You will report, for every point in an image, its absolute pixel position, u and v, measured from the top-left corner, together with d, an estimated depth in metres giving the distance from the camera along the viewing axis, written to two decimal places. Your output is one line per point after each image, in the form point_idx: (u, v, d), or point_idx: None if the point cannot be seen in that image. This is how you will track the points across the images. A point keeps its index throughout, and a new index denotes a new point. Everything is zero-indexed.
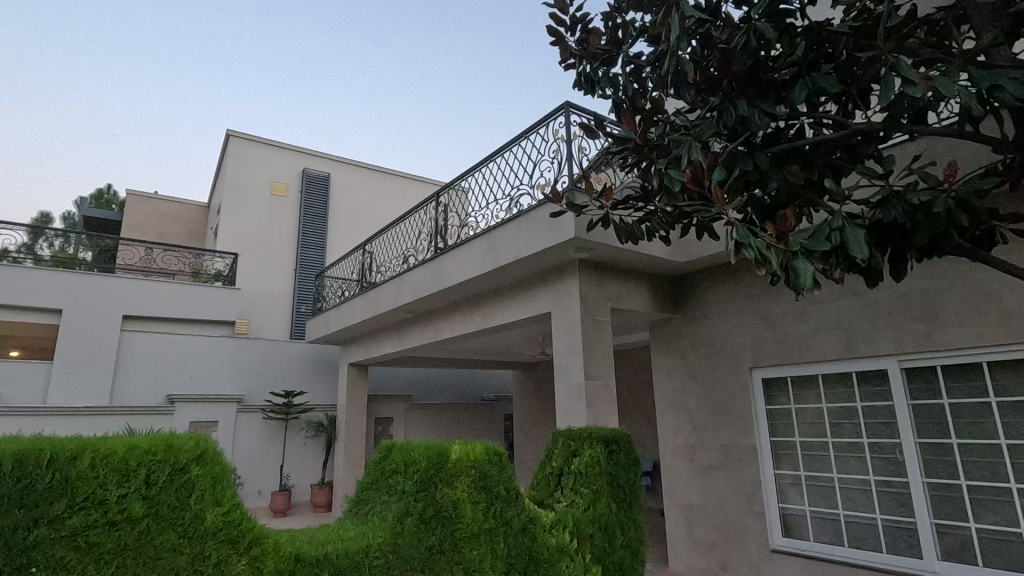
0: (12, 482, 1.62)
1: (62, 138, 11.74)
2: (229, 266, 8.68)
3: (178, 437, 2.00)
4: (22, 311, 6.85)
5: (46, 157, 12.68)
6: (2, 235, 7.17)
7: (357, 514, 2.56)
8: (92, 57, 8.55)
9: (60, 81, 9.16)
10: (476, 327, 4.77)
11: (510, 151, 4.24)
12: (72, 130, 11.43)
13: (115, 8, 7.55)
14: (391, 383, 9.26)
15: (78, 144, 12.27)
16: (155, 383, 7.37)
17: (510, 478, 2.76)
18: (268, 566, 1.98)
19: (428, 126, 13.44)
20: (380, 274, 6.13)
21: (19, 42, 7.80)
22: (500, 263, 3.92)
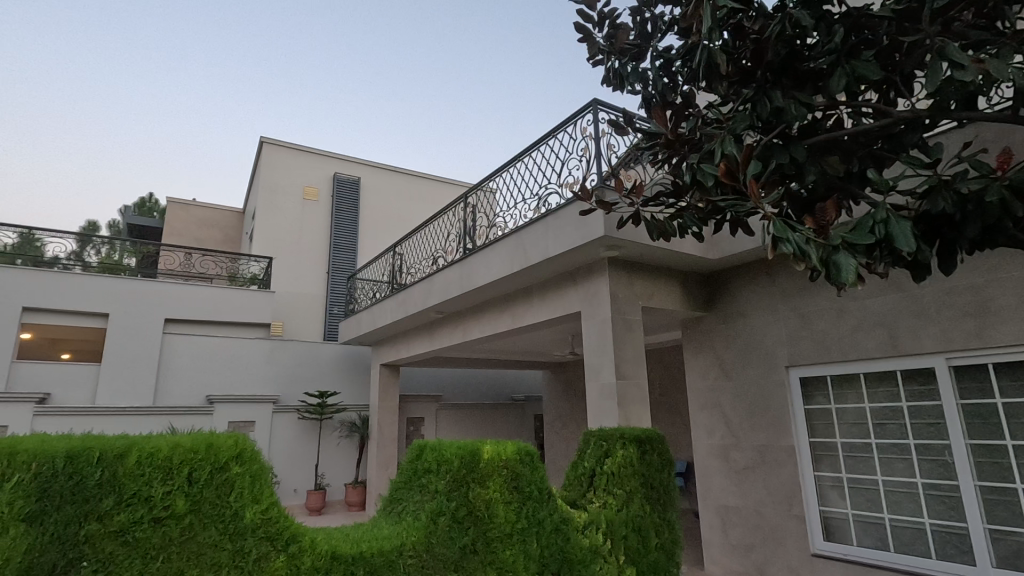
0: (64, 478, 1.71)
1: (107, 148, 12.24)
2: (264, 270, 8.91)
3: (218, 436, 2.05)
4: (71, 316, 7.15)
5: (92, 168, 13.25)
6: (52, 243, 7.43)
7: (391, 514, 2.59)
8: (135, 71, 8.89)
9: (108, 97, 9.58)
10: (505, 327, 4.78)
11: (537, 150, 4.23)
12: (116, 141, 11.91)
13: (150, 24, 7.80)
14: (422, 384, 9.36)
15: (122, 154, 12.78)
16: (195, 384, 7.60)
17: (543, 478, 2.75)
18: (305, 563, 2.02)
19: (455, 128, 13.52)
20: (410, 275, 6.20)
21: (64, 61, 8.15)
22: (528, 263, 3.92)
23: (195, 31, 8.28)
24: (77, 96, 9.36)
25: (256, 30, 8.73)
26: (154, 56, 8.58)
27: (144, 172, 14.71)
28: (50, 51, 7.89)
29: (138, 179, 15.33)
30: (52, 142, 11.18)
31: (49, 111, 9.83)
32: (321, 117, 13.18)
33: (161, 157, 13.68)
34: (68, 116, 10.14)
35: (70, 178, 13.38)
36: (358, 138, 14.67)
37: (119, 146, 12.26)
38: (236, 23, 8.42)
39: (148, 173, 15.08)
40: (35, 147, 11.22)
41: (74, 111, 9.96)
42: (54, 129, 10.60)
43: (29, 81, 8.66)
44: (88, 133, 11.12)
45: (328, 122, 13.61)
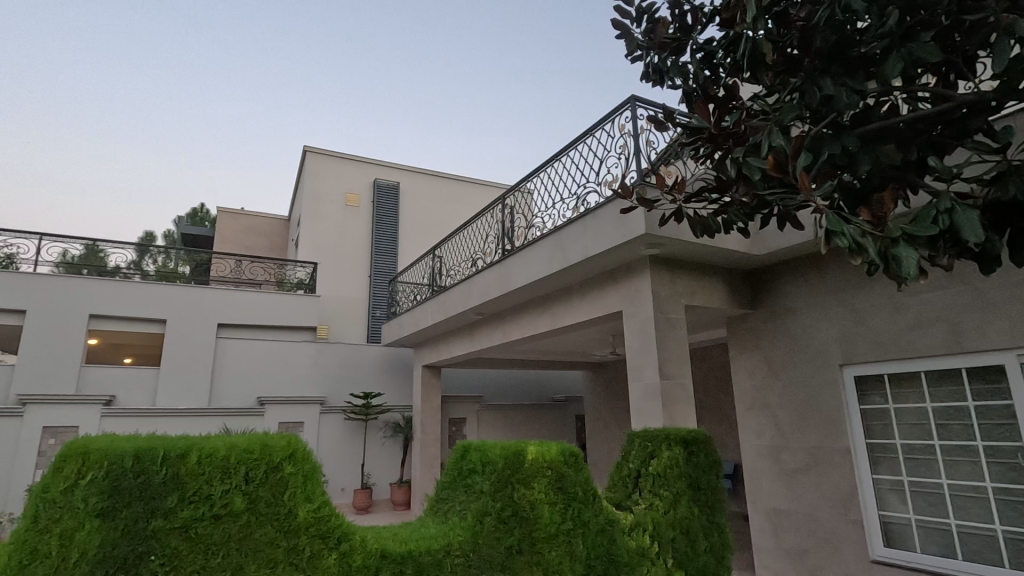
0: (131, 477, 1.81)
1: (162, 162, 12.86)
2: (309, 275, 9.20)
3: (272, 436, 2.13)
4: (132, 322, 7.55)
5: (149, 182, 13.94)
6: (114, 253, 7.86)
7: (438, 513, 2.63)
8: (188, 86, 9.34)
9: (160, 113, 10.05)
10: (545, 327, 4.78)
11: (575, 149, 4.22)
12: (171, 154, 12.50)
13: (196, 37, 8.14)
14: (464, 385, 9.44)
15: (176, 167, 13.43)
16: (247, 386, 7.90)
17: (589, 479, 2.72)
18: (356, 561, 2.08)
19: (491, 132, 13.60)
20: (450, 278, 6.27)
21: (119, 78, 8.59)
22: (568, 263, 3.90)
23: (241, 41, 8.61)
24: (135, 116, 9.90)
25: (296, 35, 9.01)
26: (203, 68, 8.99)
27: (196, 184, 15.41)
28: (110, 70, 8.36)
29: (190, 189, 16.03)
30: (114, 160, 11.85)
31: (111, 129, 10.41)
32: (360, 126, 13.49)
33: (211, 169, 14.28)
34: (127, 132, 10.72)
35: (130, 192, 14.12)
36: (395, 143, 14.96)
37: (173, 159, 12.86)
38: (275, 29, 8.69)
39: (199, 185, 15.76)
40: (98, 167, 11.90)
41: (133, 129, 10.53)
42: (115, 147, 11.21)
43: (91, 104, 9.19)
44: (146, 148, 11.73)
45: (368, 132, 13.93)
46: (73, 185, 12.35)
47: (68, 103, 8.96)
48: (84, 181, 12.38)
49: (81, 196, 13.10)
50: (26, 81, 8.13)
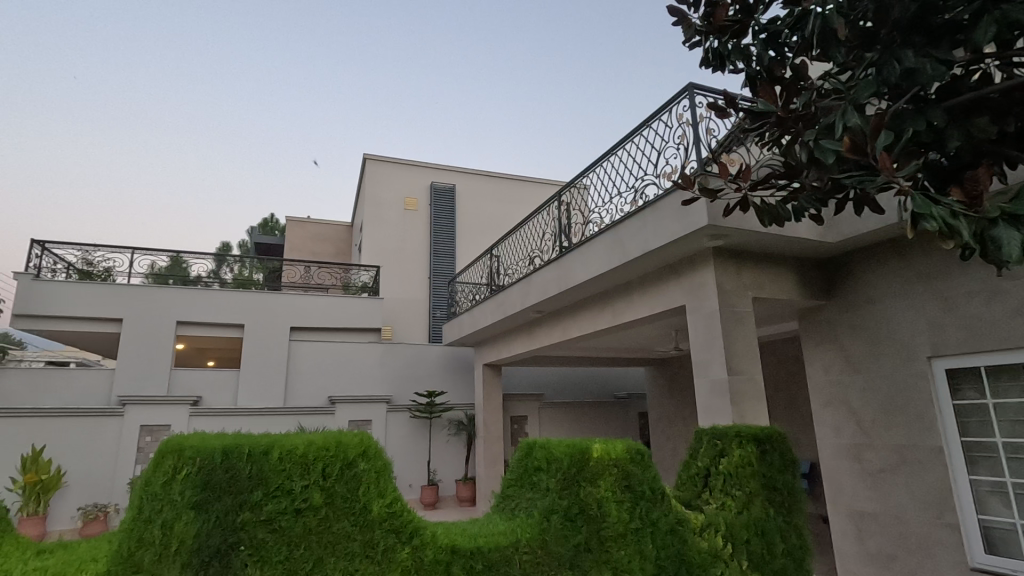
0: (221, 472, 1.95)
1: (236, 177, 13.71)
2: (372, 278, 9.55)
3: (345, 434, 2.23)
4: (214, 327, 8.08)
5: (225, 196, 14.90)
6: (196, 264, 8.45)
7: (505, 510, 2.67)
8: (254, 87, 9.94)
9: (231, 119, 10.71)
10: (605, 324, 4.72)
11: (631, 142, 4.14)
12: (244, 166, 13.31)
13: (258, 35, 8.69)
14: (525, 383, 9.48)
15: (248, 181, 14.29)
16: (319, 386, 8.27)
17: (656, 478, 2.67)
18: (428, 556, 2.15)
19: (544, 127, 13.59)
20: (508, 277, 6.31)
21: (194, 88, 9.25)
22: (627, 258, 3.83)
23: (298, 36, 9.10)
24: (209, 122, 10.63)
25: (349, 29, 9.34)
26: (266, 68, 9.56)
27: (267, 195, 16.32)
28: (185, 82, 9.01)
29: (262, 199, 16.99)
30: (194, 173, 12.76)
31: (188, 143, 11.19)
32: (415, 122, 13.83)
33: (280, 179, 15.08)
34: (202, 143, 11.49)
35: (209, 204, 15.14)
36: (450, 139, 15.30)
37: (245, 173, 13.65)
38: (328, 23, 9.03)
39: (270, 195, 16.69)
40: (180, 178, 12.84)
41: (208, 139, 11.29)
42: (194, 159, 12.06)
43: (172, 118, 9.96)
44: (221, 160, 12.54)
45: (423, 126, 14.25)
46: (158, 196, 13.37)
47: (151, 119, 9.73)
48: (168, 194, 13.39)
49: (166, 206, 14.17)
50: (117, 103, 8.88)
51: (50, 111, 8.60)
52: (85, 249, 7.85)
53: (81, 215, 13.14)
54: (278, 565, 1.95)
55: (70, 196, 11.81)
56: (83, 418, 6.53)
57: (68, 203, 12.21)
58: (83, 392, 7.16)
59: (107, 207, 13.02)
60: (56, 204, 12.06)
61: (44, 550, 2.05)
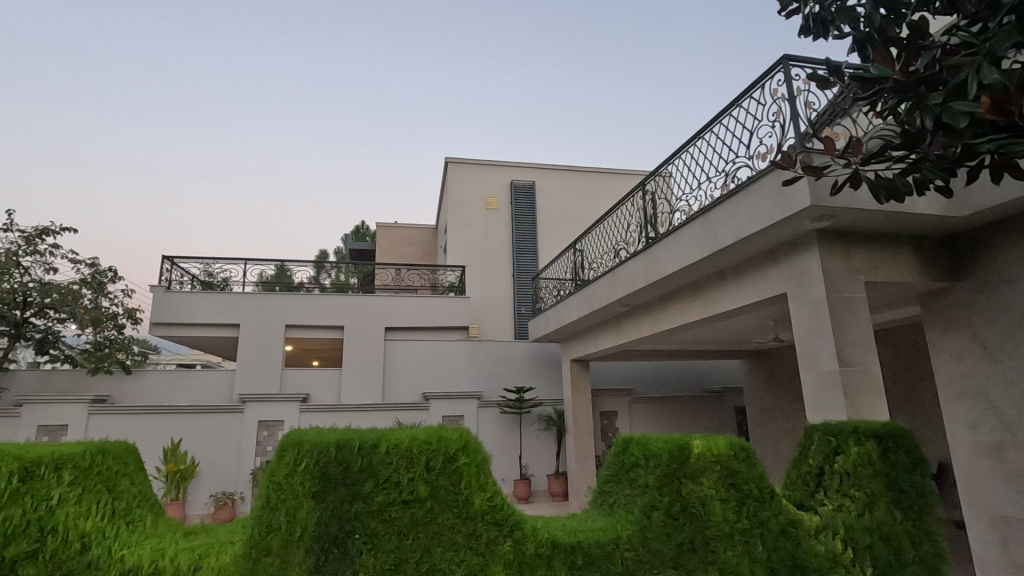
0: (336, 464, 2.10)
1: (322, 157, 14.65)
2: (459, 277, 9.86)
3: (447, 430, 2.34)
4: (317, 329, 8.66)
5: (316, 182, 15.94)
6: (299, 271, 9.00)
7: (603, 505, 2.66)
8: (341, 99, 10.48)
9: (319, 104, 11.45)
10: (698, 316, 4.53)
11: (720, 123, 3.94)
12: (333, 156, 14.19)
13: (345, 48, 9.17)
14: (613, 378, 9.34)
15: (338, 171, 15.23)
16: (413, 384, 8.63)
17: (763, 476, 2.54)
18: (530, 548, 2.22)
19: (616, 84, 13.33)
20: (593, 271, 6.23)
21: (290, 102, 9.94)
22: (720, 245, 3.65)
23: None
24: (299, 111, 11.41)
25: None
26: None
27: (354, 186, 17.26)
28: None
29: (352, 196, 17.98)
30: (286, 157, 13.81)
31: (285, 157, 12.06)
32: (487, 90, 14.08)
33: (364, 160, 15.88)
34: None
35: (302, 194, 16.29)
36: (521, 106, 15.40)
37: None
38: None
39: (358, 188, 17.63)
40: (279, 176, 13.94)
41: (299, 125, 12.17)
42: (285, 141, 13.04)
43: (262, 89, 10.88)
44: (309, 139, 13.50)
45: (495, 94, 14.42)
46: (259, 187, 14.59)
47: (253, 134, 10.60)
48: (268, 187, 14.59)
49: (266, 198, 15.44)
50: (214, 71, 9.83)
51: (162, 89, 9.66)
52: (206, 263, 8.72)
53: (196, 211, 14.62)
54: (389, 553, 2.09)
55: (185, 189, 13.17)
56: (212, 415, 7.25)
57: (185, 198, 13.66)
58: (210, 391, 7.94)
59: (216, 200, 14.38)
60: (174, 199, 13.50)
61: (191, 533, 2.30)
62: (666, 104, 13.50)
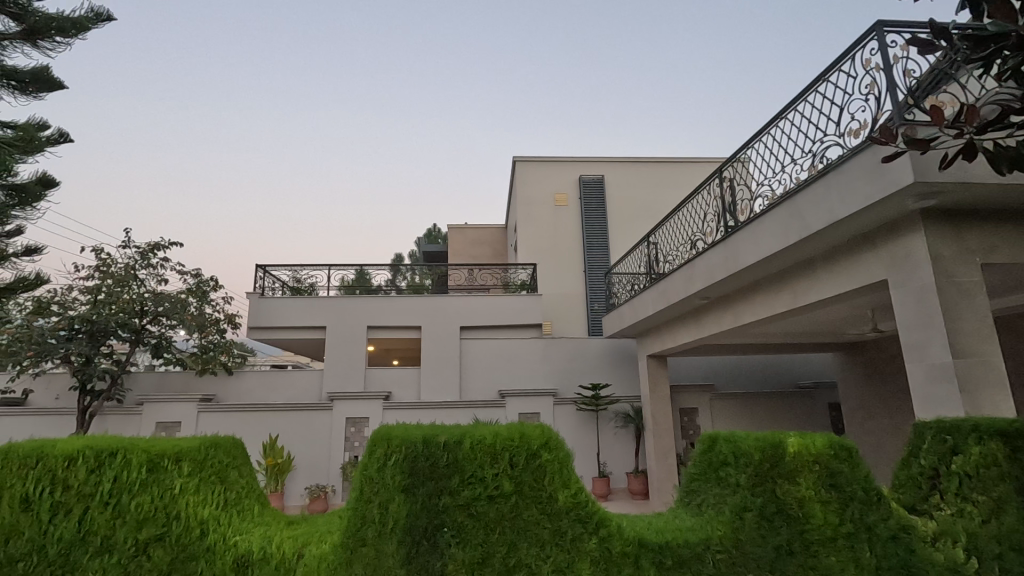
0: (423, 460, 2.17)
1: (382, 134, 15.53)
2: (530, 275, 9.91)
3: (528, 426, 2.36)
4: (396, 330, 8.99)
5: (379, 163, 16.85)
6: (377, 274, 9.39)
7: (691, 505, 2.60)
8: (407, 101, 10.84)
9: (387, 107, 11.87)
10: (786, 307, 4.27)
11: (805, 100, 3.69)
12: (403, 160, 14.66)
13: None
14: (693, 374, 9.02)
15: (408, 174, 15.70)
16: (488, 381, 8.75)
17: (868, 477, 2.35)
18: (616, 547, 2.20)
19: (679, 66, 12.87)
20: (668, 264, 6.04)
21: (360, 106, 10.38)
22: (809, 231, 3.42)
23: None
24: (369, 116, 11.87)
25: None
26: None
27: (415, 165, 18.05)
28: None
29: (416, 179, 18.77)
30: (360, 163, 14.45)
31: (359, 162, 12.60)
32: (540, 68, 14.23)
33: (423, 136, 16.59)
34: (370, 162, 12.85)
35: (368, 176, 17.28)
36: (578, 89, 15.40)
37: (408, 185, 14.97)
38: None
39: (418, 167, 18.40)
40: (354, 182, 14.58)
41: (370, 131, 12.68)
42: (343, 114, 13.91)
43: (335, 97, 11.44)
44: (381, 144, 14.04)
45: (548, 73, 14.53)
46: (325, 164, 15.69)
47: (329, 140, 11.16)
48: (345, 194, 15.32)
49: (334, 178, 16.55)
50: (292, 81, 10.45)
51: (228, 57, 10.77)
52: (294, 270, 9.29)
53: (275, 196, 15.89)
54: (477, 547, 2.14)
55: (262, 169, 14.40)
56: (304, 412, 7.71)
57: None
58: (301, 390, 8.43)
59: (290, 180, 15.61)
60: (253, 181, 14.79)
61: (294, 522, 2.46)
62: (736, 78, 12.84)
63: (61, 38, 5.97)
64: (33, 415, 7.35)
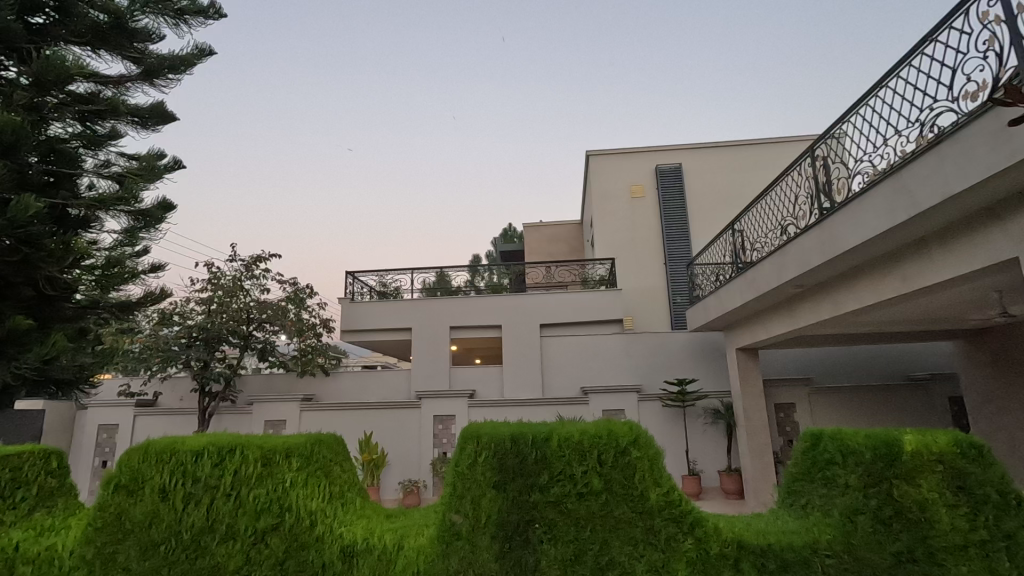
0: (512, 457, 2.20)
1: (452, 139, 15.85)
2: (608, 270, 9.78)
3: (616, 423, 2.34)
4: (477, 329, 9.18)
5: (449, 161, 17.36)
6: (457, 275, 9.64)
7: (795, 506, 2.47)
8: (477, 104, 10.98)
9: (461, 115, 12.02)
10: (895, 293, 3.92)
11: (911, 65, 3.36)
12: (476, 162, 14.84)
13: None
14: (788, 367, 8.51)
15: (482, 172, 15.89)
16: (570, 378, 8.72)
17: (1004, 479, 2.11)
18: (714, 548, 2.12)
19: (762, 55, 12.05)
20: (756, 252, 5.72)
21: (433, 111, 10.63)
22: (918, 208, 3.12)
23: None
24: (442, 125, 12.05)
25: None
26: None
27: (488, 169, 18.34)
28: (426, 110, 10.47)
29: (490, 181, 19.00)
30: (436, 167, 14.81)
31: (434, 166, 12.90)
32: (606, 68, 13.96)
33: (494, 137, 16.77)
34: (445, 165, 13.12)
35: (441, 178, 17.79)
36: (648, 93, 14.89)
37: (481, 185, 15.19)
38: None
39: (491, 175, 18.62)
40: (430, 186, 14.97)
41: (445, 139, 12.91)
42: (411, 113, 14.55)
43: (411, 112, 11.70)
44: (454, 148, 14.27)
45: (617, 75, 14.16)
46: (401, 167, 16.33)
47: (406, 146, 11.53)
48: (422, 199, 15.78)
49: (410, 184, 17.19)
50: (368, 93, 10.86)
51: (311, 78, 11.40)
52: (380, 275, 9.76)
53: (358, 204, 16.73)
54: (569, 544, 2.14)
55: (342, 178, 15.28)
56: (394, 410, 8.07)
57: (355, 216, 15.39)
58: (391, 388, 8.83)
59: (371, 188, 16.40)
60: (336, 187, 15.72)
61: (393, 515, 2.59)
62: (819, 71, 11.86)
63: (173, 75, 6.65)
64: (163, 414, 8.23)
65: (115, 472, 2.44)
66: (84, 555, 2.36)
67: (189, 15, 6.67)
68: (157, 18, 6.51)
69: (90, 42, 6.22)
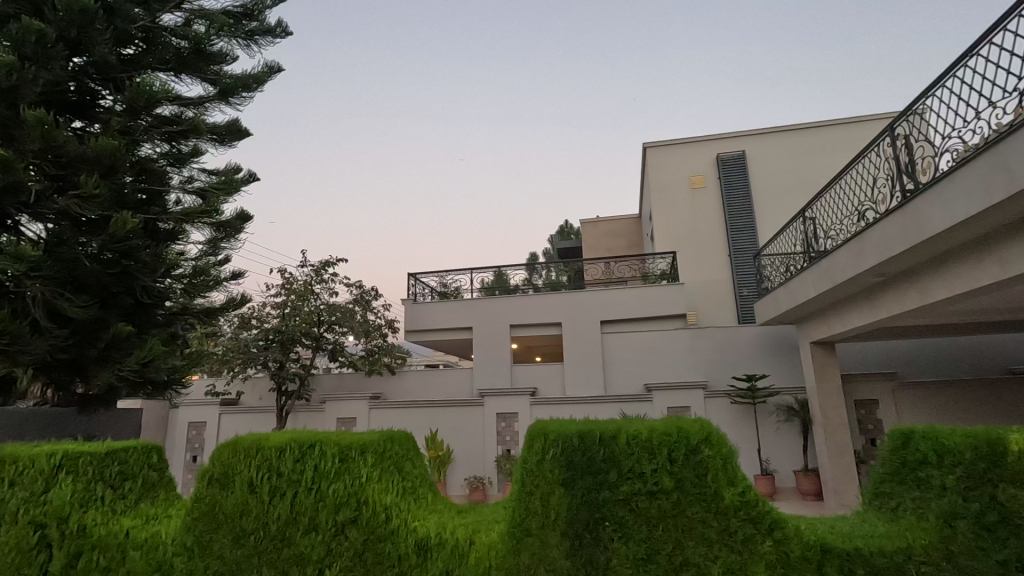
0: (580, 454, 2.21)
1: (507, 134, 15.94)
2: (670, 264, 9.56)
3: (686, 421, 2.30)
4: (538, 327, 9.21)
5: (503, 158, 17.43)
6: (515, 274, 9.71)
7: (885, 509, 2.35)
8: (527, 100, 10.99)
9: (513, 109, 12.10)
10: (991, 279, 3.60)
11: (1004, 31, 3.08)
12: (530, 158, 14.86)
13: None
14: (868, 362, 8.01)
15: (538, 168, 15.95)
16: (633, 375, 8.58)
17: None
18: (795, 551, 2.03)
19: (834, 31, 11.27)
20: (831, 241, 5.41)
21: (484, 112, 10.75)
22: (1016, 186, 2.85)
23: None
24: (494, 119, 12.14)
25: None
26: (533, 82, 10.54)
27: (545, 170, 18.30)
28: None
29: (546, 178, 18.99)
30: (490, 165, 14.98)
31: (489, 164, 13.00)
32: (660, 54, 13.57)
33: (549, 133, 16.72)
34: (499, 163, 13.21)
35: (498, 179, 17.90)
36: (706, 78, 14.35)
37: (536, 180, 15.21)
38: None
39: (548, 178, 18.52)
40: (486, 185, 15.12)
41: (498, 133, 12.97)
42: (461, 98, 14.90)
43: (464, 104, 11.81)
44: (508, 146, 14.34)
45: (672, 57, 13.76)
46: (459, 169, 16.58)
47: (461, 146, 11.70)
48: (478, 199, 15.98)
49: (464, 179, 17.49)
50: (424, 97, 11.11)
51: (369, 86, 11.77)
52: (441, 276, 9.98)
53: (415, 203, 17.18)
54: (641, 543, 2.11)
55: (398, 176, 15.74)
56: (459, 407, 8.23)
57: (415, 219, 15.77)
58: (455, 386, 9.00)
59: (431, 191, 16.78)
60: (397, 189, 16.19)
61: (464, 510, 2.65)
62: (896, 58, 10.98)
63: (246, 93, 7.07)
64: (245, 412, 8.76)
65: (209, 467, 2.63)
66: (183, 543, 2.55)
67: (259, 35, 7.25)
68: (230, 41, 7.03)
69: (174, 67, 6.69)
